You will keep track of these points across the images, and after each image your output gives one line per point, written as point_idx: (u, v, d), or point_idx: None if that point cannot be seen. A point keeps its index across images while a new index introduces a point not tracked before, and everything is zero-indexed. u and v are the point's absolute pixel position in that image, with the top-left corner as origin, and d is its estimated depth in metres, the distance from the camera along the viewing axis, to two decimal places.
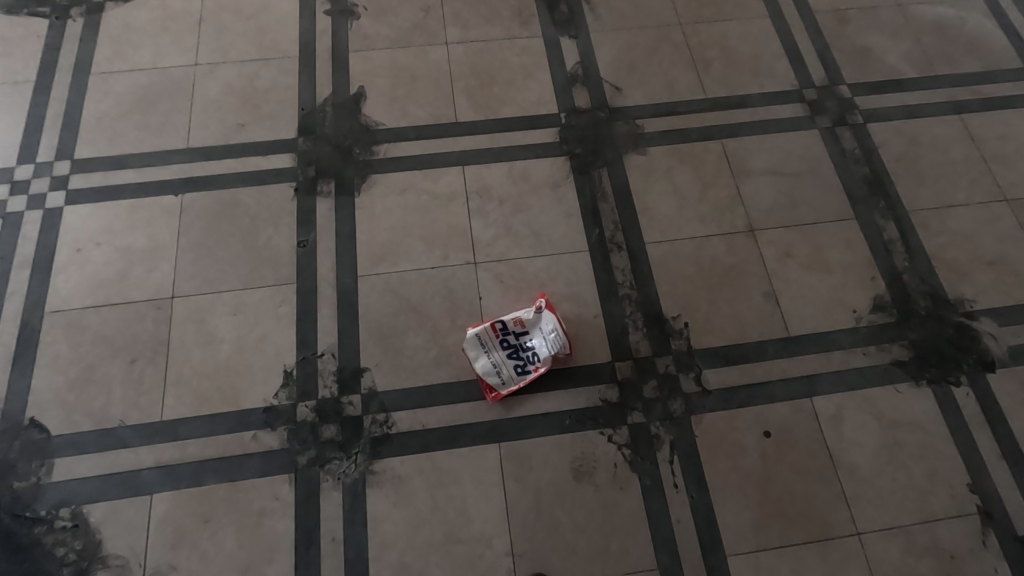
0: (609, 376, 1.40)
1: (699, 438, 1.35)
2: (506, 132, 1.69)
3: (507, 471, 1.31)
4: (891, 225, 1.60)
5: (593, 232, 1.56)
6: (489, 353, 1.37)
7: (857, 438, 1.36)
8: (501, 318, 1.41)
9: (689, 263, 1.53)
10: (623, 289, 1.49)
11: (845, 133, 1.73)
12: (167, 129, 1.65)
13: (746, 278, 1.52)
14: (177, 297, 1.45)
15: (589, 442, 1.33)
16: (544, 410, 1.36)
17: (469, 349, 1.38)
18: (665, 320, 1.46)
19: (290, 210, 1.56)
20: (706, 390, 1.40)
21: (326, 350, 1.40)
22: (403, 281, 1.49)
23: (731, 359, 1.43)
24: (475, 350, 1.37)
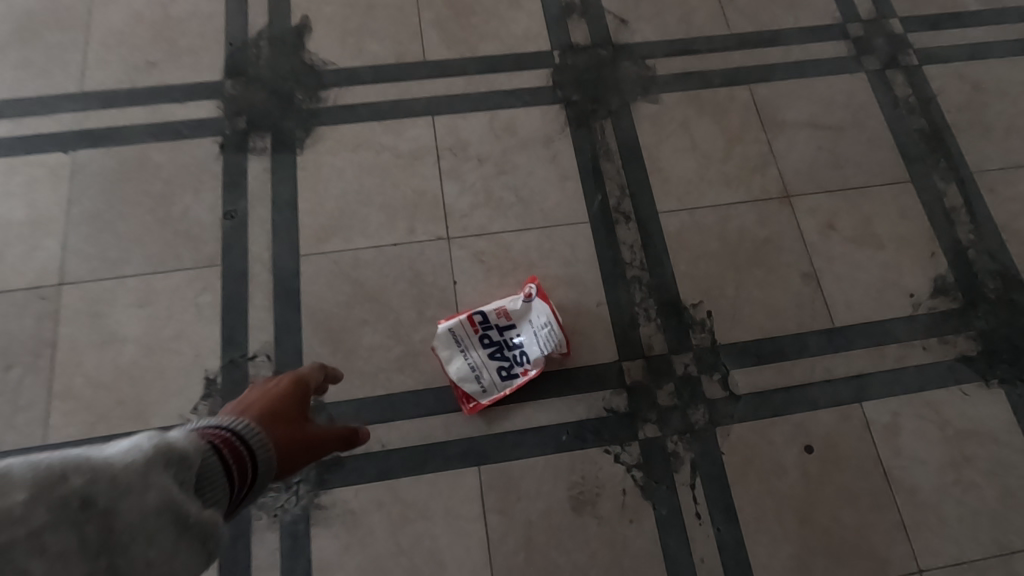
0: (615, 379, 1.13)
1: (726, 456, 1.09)
2: (487, 74, 1.36)
3: (489, 503, 1.04)
4: (954, 190, 1.32)
5: (595, 199, 1.26)
6: (465, 352, 1.10)
7: (917, 453, 1.11)
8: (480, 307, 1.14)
9: (712, 238, 1.25)
10: (632, 271, 1.21)
11: (897, 78, 1.43)
12: (56, 69, 1.30)
13: (781, 255, 1.24)
14: (66, 284, 1.13)
15: (592, 463, 1.07)
16: (535, 424, 1.09)
17: (439, 348, 1.10)
18: (683, 309, 1.19)
19: (213, 172, 1.23)
20: (734, 396, 1.14)
21: (259, 351, 1.11)
22: (358, 261, 1.19)
23: (764, 357, 1.16)
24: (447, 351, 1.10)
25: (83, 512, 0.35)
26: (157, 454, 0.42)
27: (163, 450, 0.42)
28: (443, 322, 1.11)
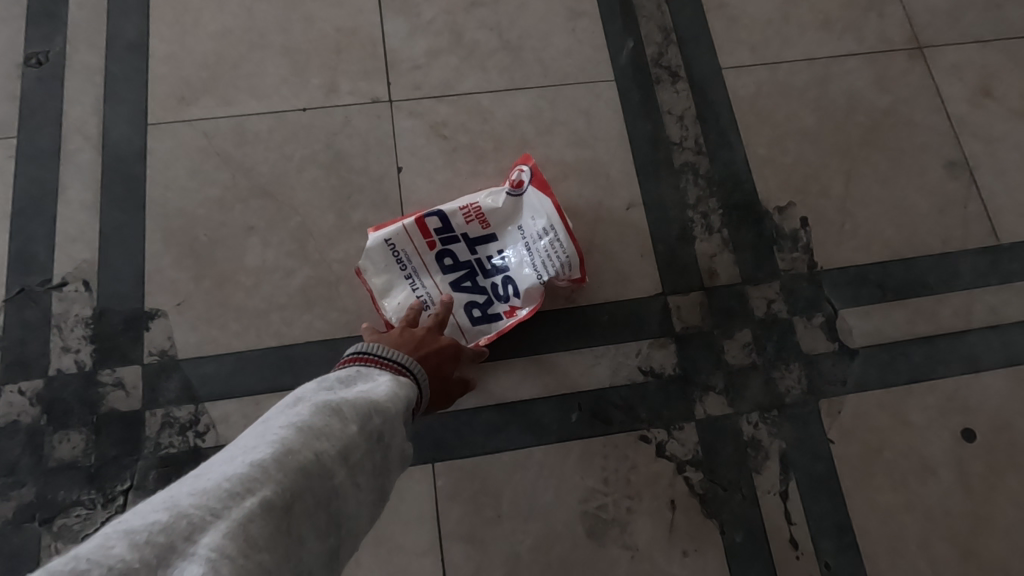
0: (656, 323, 0.70)
1: (836, 447, 0.67)
2: None
3: (449, 524, 0.62)
4: None
5: (623, 48, 0.81)
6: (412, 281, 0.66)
7: None
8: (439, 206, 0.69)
9: (806, 107, 0.80)
10: (682, 155, 0.77)
11: None
12: None
13: (912, 135, 0.80)
14: None
15: (619, 459, 0.65)
16: (527, 394, 0.67)
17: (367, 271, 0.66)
18: (764, 215, 0.75)
19: None
20: (846, 349, 0.71)
21: (71, 276, 0.67)
22: (244, 135, 0.74)
23: (892, 289, 0.73)
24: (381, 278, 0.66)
25: (377, 447, 0.37)
26: (399, 385, 0.41)
27: (405, 387, 0.42)
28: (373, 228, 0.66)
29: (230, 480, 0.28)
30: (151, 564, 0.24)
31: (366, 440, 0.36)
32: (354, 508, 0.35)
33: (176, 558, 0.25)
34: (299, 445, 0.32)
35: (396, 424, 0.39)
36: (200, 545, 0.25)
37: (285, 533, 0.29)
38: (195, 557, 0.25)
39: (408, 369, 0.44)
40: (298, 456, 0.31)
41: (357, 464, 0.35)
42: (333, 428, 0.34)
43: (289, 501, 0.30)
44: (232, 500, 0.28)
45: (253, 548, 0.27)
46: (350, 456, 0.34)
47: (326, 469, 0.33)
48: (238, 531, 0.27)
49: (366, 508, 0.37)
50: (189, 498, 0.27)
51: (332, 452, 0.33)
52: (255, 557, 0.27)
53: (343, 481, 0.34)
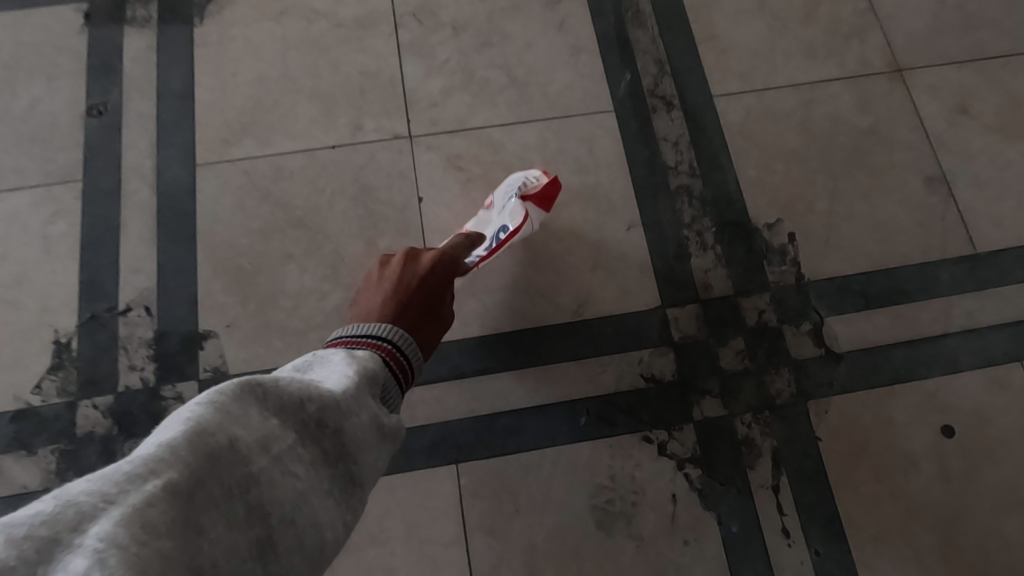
0: (656, 334, 0.77)
1: (824, 445, 0.74)
2: None
3: (473, 519, 0.70)
4: None
5: (621, 80, 0.88)
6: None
7: None
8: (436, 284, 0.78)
9: (793, 131, 0.86)
10: (678, 178, 0.84)
11: None
12: None
13: (893, 154, 0.86)
14: None
15: (624, 458, 0.72)
16: (540, 400, 0.74)
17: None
18: (755, 232, 0.82)
19: (75, 51, 0.86)
20: (832, 354, 0.77)
21: (134, 303, 0.76)
22: (281, 172, 0.82)
23: (874, 297, 0.79)
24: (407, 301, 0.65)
25: (321, 434, 0.34)
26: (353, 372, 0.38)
27: (362, 371, 0.39)
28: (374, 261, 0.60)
29: (132, 464, 0.26)
30: (40, 555, 0.22)
31: (302, 430, 0.34)
32: (295, 498, 0.31)
33: (63, 551, 0.22)
34: (209, 429, 0.29)
35: (344, 412, 0.36)
36: (87, 536, 0.23)
37: (189, 526, 0.26)
38: (80, 551, 0.22)
39: (367, 353, 0.42)
40: (211, 437, 0.28)
41: (291, 452, 0.32)
42: (252, 416, 0.31)
43: (194, 487, 0.27)
44: (132, 485, 0.25)
45: (153, 535, 0.24)
46: (282, 443, 0.32)
47: (242, 456, 0.29)
48: (133, 518, 0.24)
49: (322, 493, 0.34)
50: (79, 485, 0.24)
51: (251, 439, 0.30)
52: (155, 545, 0.24)
53: (269, 469, 0.31)
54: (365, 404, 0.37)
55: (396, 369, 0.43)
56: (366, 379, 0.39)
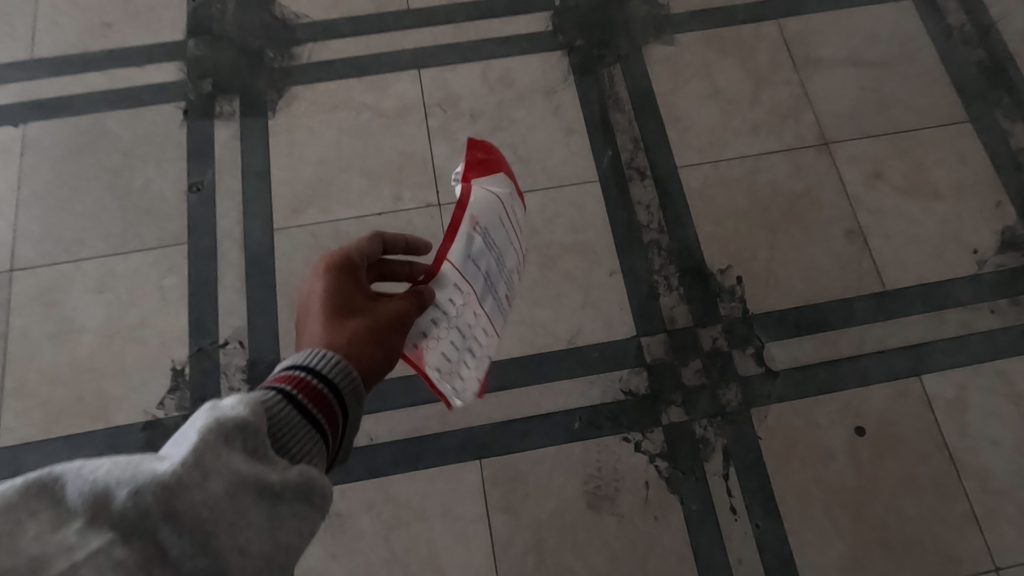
0: (633, 357, 0.99)
1: (764, 442, 0.95)
2: (478, 20, 1.21)
3: (493, 501, 0.92)
4: (1021, 128, 1.14)
5: (604, 155, 1.12)
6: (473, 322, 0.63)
7: (988, 431, 0.96)
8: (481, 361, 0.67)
9: (741, 194, 1.09)
10: (649, 233, 1.06)
11: (949, 4, 1.24)
12: (4, 36, 1.18)
13: (821, 211, 1.08)
14: (18, 269, 1.02)
15: (609, 454, 0.94)
16: (543, 409, 0.96)
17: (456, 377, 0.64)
18: (710, 276, 1.04)
19: (177, 140, 1.11)
20: (771, 371, 0.99)
21: (231, 338, 0.99)
22: (339, 233, 1.05)
23: (804, 326, 1.01)
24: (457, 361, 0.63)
25: (158, 513, 0.28)
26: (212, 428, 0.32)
27: (241, 417, 0.34)
28: (404, 352, 0.59)
29: None
30: None
31: (131, 516, 0.27)
32: None
33: None
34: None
35: (194, 479, 0.29)
36: None
37: None
38: None
39: (239, 402, 0.35)
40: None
41: (116, 551, 0.26)
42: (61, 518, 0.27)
43: None
44: None
45: None
46: (96, 543, 0.26)
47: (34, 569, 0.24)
48: None
49: None
50: None
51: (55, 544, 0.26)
52: None
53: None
54: (226, 466, 0.31)
55: (321, 400, 0.40)
56: (254, 417, 0.35)
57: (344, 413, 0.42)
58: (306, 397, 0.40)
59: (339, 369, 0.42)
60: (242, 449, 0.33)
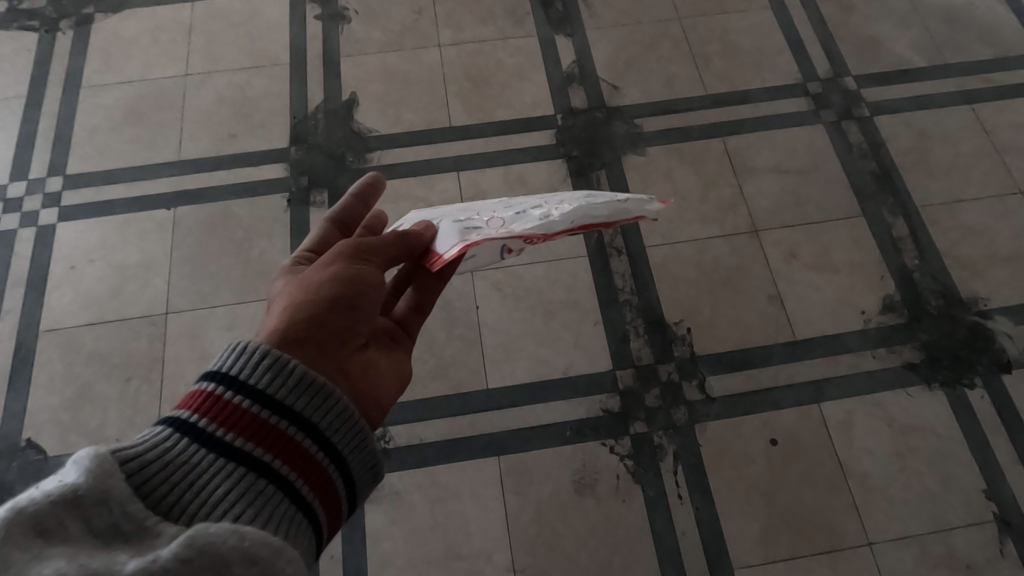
0: (609, 385, 1.37)
1: (703, 448, 1.32)
2: (501, 135, 1.65)
3: (507, 485, 1.28)
4: (901, 221, 1.55)
5: (592, 236, 1.52)
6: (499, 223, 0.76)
7: (867, 444, 1.32)
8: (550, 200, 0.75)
9: (691, 267, 1.49)
10: (624, 294, 1.46)
11: (850, 127, 1.67)
12: (159, 142, 1.64)
13: (750, 280, 1.48)
14: (170, 312, 1.43)
15: (591, 454, 1.31)
16: (544, 421, 1.34)
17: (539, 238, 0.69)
18: (667, 327, 1.43)
19: (283, 221, 1.54)
20: (710, 397, 1.36)
21: None
22: None
23: (736, 365, 1.39)
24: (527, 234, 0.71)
25: None
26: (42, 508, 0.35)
27: (76, 488, 0.37)
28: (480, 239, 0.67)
29: None
30: None
31: None
32: None
33: None
34: None
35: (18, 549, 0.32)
36: None
37: None
38: None
39: (81, 476, 0.38)
40: None
41: None
42: None
43: None
44: None
45: None
46: None
47: None
48: None
49: None
50: None
51: None
52: None
53: None
54: (31, 555, 0.33)
55: (233, 417, 0.46)
56: (101, 482, 0.39)
57: (273, 421, 0.47)
58: (211, 423, 0.45)
59: (258, 364, 0.49)
60: (80, 526, 0.36)
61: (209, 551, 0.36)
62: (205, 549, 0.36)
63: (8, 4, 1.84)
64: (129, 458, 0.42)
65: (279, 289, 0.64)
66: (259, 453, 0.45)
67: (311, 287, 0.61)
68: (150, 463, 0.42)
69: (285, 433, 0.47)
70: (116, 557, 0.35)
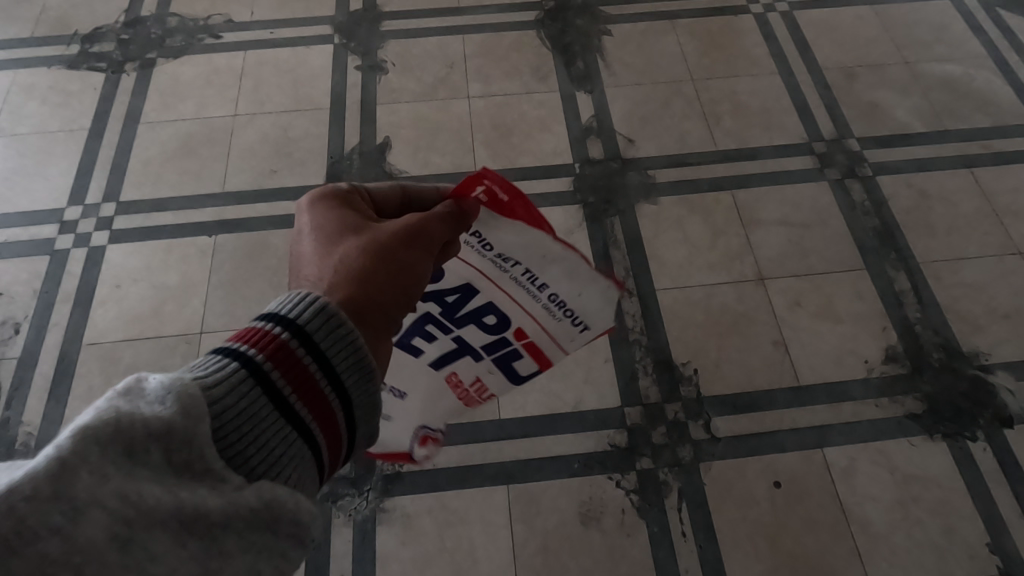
0: (618, 421, 1.42)
1: (708, 486, 1.35)
2: (522, 180, 1.77)
3: (515, 514, 1.32)
4: (903, 276, 1.61)
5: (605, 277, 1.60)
6: (487, 258, 0.78)
7: (870, 491, 1.35)
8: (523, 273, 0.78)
9: (699, 310, 1.56)
10: (634, 334, 1.52)
11: (854, 185, 1.76)
12: (206, 175, 1.77)
13: (756, 326, 1.54)
14: (205, 332, 1.52)
15: (598, 487, 1.34)
16: (554, 453, 1.38)
17: (551, 254, 0.73)
18: (675, 367, 1.49)
19: None
20: (716, 437, 1.40)
21: None
22: None
23: (741, 407, 1.44)
24: (536, 260, 0.75)
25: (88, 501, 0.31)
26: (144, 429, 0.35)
27: (167, 415, 0.37)
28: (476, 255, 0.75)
29: None
30: None
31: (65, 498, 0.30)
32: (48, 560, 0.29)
33: None
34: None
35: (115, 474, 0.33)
36: None
37: None
38: None
39: (171, 403, 0.38)
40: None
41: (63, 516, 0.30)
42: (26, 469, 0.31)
43: None
44: None
45: None
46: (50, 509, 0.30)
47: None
48: None
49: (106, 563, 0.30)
50: None
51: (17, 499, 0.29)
52: None
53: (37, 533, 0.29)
54: (119, 484, 0.33)
55: (299, 374, 0.45)
56: (182, 416, 0.38)
57: (329, 388, 0.47)
58: (280, 373, 0.44)
59: (323, 326, 0.48)
60: (161, 454, 0.36)
61: (275, 508, 0.40)
62: (271, 504, 0.39)
63: (80, 47, 2.03)
64: (204, 385, 0.41)
65: (342, 246, 0.64)
66: (305, 418, 0.45)
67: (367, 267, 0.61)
68: (219, 398, 0.41)
69: (333, 400, 0.47)
70: (200, 494, 0.36)
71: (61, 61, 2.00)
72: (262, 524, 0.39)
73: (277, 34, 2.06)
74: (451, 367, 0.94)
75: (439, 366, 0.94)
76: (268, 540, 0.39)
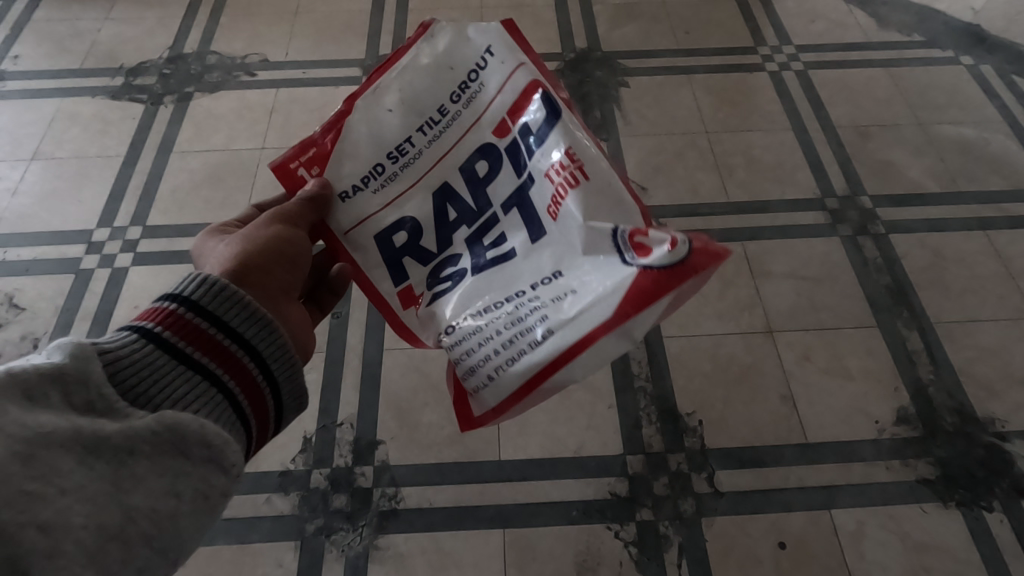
0: (619, 469, 1.39)
1: (709, 543, 1.31)
2: None
3: (510, 559, 1.29)
4: (915, 335, 1.59)
5: None
6: (402, 170, 0.67)
7: (879, 558, 1.30)
8: (425, 146, 0.66)
9: (707, 360, 1.55)
10: (640, 381, 1.51)
11: (866, 242, 1.76)
12: (230, 205, 1.83)
13: (764, 379, 1.52)
14: None
15: (596, 536, 1.32)
16: (552, 498, 1.36)
17: (397, 102, 0.66)
18: (680, 417, 1.47)
19: None
20: (719, 492, 1.37)
21: (345, 420, 1.45)
22: (426, 356, 1.54)
23: (746, 462, 1.41)
24: (407, 119, 0.66)
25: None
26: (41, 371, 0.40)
27: (60, 363, 0.42)
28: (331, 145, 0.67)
29: None
30: None
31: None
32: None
33: None
34: None
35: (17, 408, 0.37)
36: None
37: None
38: None
39: (64, 353, 0.43)
40: None
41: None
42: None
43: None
44: None
45: None
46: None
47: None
48: None
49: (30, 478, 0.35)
50: None
51: None
52: None
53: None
54: (21, 417, 0.37)
55: (194, 332, 0.49)
56: (74, 361, 0.42)
57: (229, 340, 0.51)
58: (171, 331, 0.49)
59: (211, 292, 0.51)
60: (61, 396, 0.41)
61: (175, 429, 0.43)
62: (172, 427, 0.43)
63: (124, 79, 2.15)
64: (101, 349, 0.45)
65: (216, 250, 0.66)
66: (210, 365, 0.49)
67: (249, 245, 0.65)
68: (112, 353, 0.46)
69: (236, 351, 0.51)
70: (99, 424, 0.41)
71: (105, 91, 2.12)
72: (165, 445, 0.43)
73: (309, 74, 2.17)
74: (535, 203, 0.60)
75: (535, 229, 0.59)
76: (181, 465, 0.43)
